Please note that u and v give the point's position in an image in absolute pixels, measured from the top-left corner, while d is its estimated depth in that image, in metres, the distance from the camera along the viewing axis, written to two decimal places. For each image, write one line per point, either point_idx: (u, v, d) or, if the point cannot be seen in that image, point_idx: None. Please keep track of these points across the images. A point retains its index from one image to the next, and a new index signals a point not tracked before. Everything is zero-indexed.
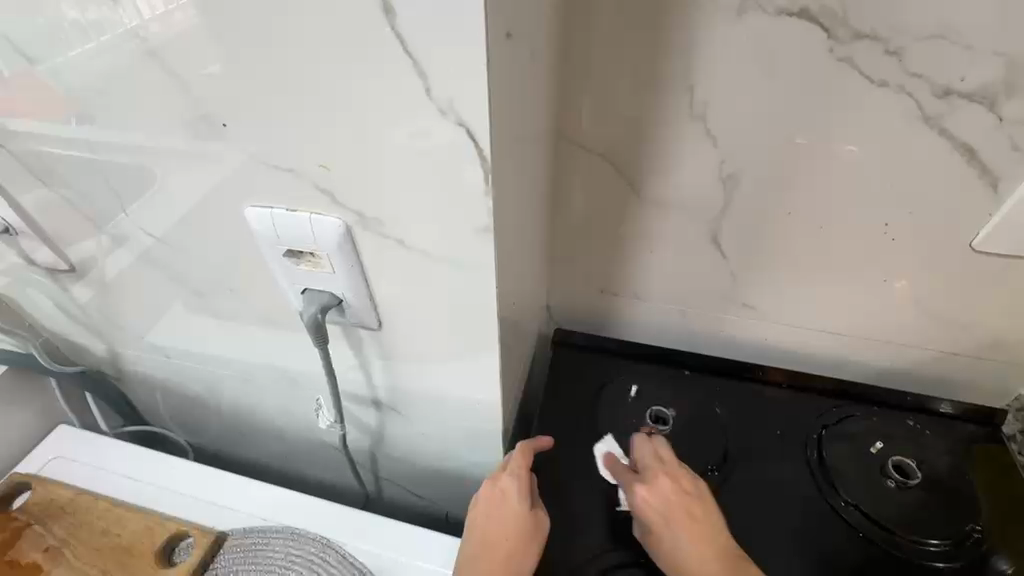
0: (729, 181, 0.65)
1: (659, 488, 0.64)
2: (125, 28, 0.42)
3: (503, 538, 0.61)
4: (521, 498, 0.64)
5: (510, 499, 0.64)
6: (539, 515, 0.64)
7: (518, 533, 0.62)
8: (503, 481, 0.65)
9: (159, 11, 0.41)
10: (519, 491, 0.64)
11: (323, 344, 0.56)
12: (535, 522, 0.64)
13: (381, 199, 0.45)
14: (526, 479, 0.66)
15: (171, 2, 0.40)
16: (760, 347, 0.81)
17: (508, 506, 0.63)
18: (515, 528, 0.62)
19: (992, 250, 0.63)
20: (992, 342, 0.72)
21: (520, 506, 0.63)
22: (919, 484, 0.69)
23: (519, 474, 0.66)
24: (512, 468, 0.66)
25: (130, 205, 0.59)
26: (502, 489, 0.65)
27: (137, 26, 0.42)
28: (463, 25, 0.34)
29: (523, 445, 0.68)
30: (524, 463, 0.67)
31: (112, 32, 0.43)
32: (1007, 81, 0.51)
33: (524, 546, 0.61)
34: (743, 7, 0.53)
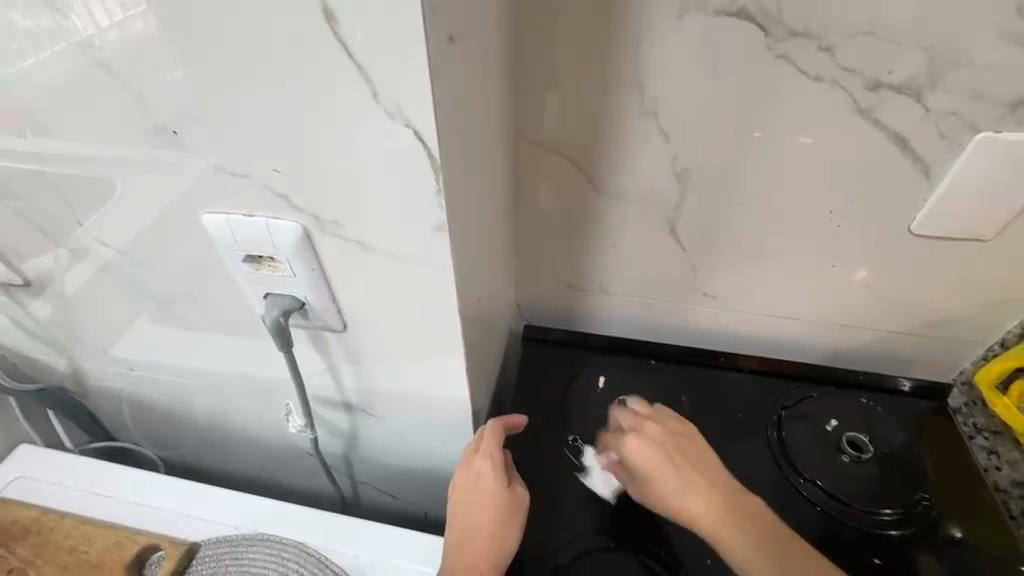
0: (682, 175, 0.67)
1: (652, 440, 0.68)
2: (80, 38, 0.42)
3: (482, 522, 0.64)
4: (497, 481, 0.66)
5: (486, 483, 0.65)
6: (517, 492, 0.67)
7: (498, 516, 0.65)
8: (478, 465, 0.66)
9: (118, 18, 0.40)
10: (494, 474, 0.66)
11: (287, 348, 0.56)
12: (514, 499, 0.66)
13: (337, 202, 0.46)
14: (499, 461, 0.66)
15: (130, 10, 0.39)
16: (722, 334, 0.84)
17: (486, 491, 0.65)
18: (495, 512, 0.64)
19: (928, 233, 0.67)
20: (934, 319, 0.76)
21: (498, 489, 0.65)
22: (872, 457, 0.73)
23: (492, 456, 0.66)
24: (485, 450, 0.66)
25: (85, 218, 0.58)
26: (478, 473, 0.66)
27: (92, 35, 0.42)
28: (405, 29, 0.36)
29: (492, 426, 0.67)
30: (496, 444, 0.67)
31: (67, 41, 0.43)
32: (930, 74, 0.55)
33: (506, 525, 0.65)
34: (684, 7, 0.55)
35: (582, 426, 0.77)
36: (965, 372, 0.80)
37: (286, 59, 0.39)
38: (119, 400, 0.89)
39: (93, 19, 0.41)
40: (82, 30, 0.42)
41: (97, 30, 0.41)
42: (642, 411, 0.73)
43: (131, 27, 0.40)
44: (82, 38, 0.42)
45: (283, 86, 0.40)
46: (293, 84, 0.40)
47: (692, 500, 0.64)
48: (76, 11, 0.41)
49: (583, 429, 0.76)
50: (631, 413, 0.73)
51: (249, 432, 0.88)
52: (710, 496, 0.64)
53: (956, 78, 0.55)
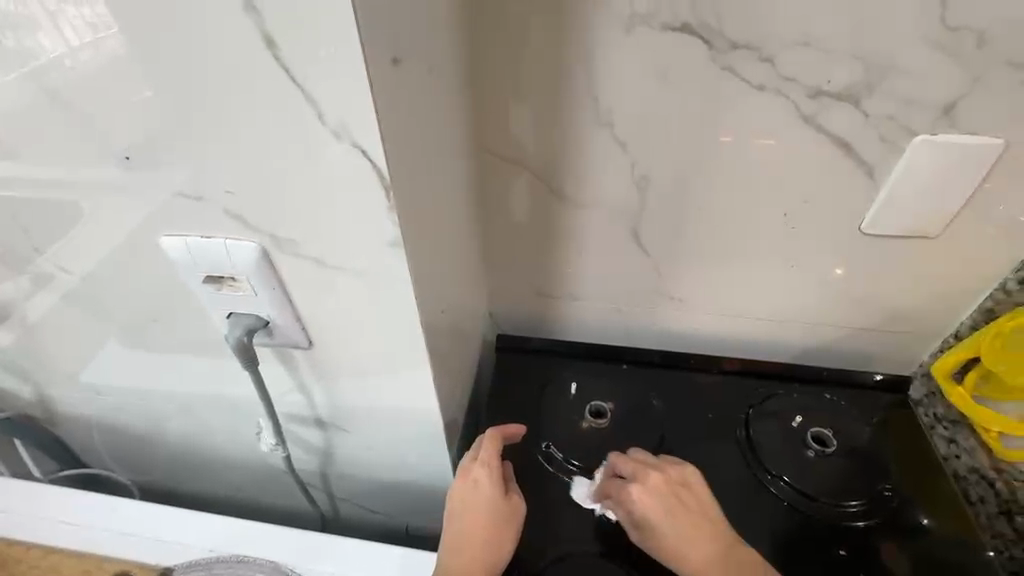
0: (641, 183, 0.69)
1: (657, 490, 0.65)
2: (48, 58, 0.41)
3: (479, 529, 0.64)
4: (494, 488, 0.67)
5: (483, 488, 0.67)
6: (513, 500, 0.68)
7: (493, 521, 0.65)
8: (475, 471, 0.67)
9: (89, 39, 0.40)
10: (491, 480, 0.67)
11: (252, 365, 0.56)
12: (510, 508, 0.67)
13: (293, 221, 0.46)
14: (496, 468, 0.68)
15: (101, 30, 0.39)
16: (691, 336, 0.86)
17: (483, 496, 0.66)
18: (491, 517, 0.65)
19: (878, 232, 0.69)
20: (890, 314, 0.79)
21: (494, 496, 0.66)
22: (836, 451, 0.75)
23: (490, 463, 0.68)
24: (484, 459, 0.68)
25: (45, 244, 0.58)
26: (475, 479, 0.67)
27: (63, 55, 0.41)
28: (345, 54, 0.37)
29: (492, 434, 0.69)
30: (495, 452, 0.69)
31: (36, 62, 0.42)
32: (865, 81, 0.58)
33: (501, 532, 0.66)
34: (630, 23, 0.58)
35: (556, 433, 0.77)
36: (924, 364, 0.83)
37: (235, 85, 0.40)
38: (89, 426, 0.88)
39: (61, 38, 0.40)
40: (52, 50, 0.41)
41: (67, 51, 0.41)
42: (645, 457, 0.69)
43: (102, 47, 0.40)
44: (52, 57, 0.41)
45: (233, 112, 0.41)
46: (241, 109, 0.41)
47: (687, 546, 0.63)
48: (42, 29, 0.40)
49: (556, 436, 0.77)
50: (634, 460, 0.69)
51: (225, 452, 0.87)
52: (701, 537, 0.63)
53: (890, 85, 0.57)
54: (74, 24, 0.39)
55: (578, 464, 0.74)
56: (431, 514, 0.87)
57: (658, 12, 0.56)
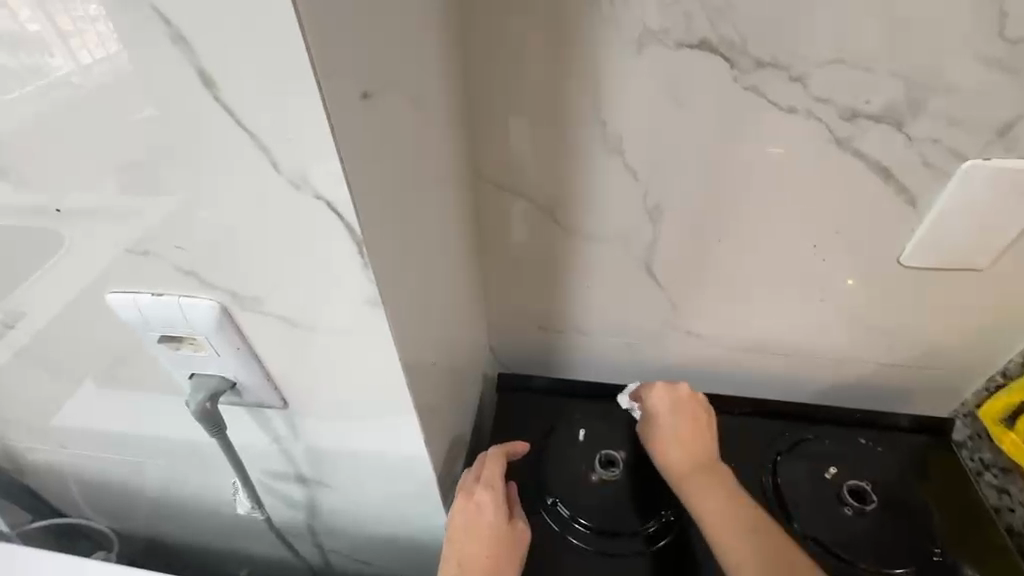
0: (654, 213, 0.63)
1: (674, 401, 0.69)
2: (56, 76, 0.34)
3: (482, 557, 0.59)
4: (497, 511, 0.63)
5: (485, 512, 0.62)
6: (518, 526, 0.63)
7: (497, 549, 0.60)
8: (478, 494, 0.63)
9: (101, 55, 0.32)
10: (494, 503, 0.63)
11: (218, 433, 0.50)
12: (514, 533, 0.63)
13: (254, 278, 0.41)
14: (499, 489, 0.64)
15: (115, 43, 0.31)
16: (710, 372, 0.79)
17: (486, 521, 0.62)
18: (495, 545, 0.61)
19: (920, 264, 0.62)
20: (930, 350, 0.71)
21: (499, 520, 0.62)
22: (875, 508, 0.67)
23: (493, 485, 0.64)
24: (487, 480, 0.64)
25: (9, 287, 0.52)
26: (478, 502, 0.62)
27: (69, 73, 0.33)
28: (304, 92, 0.31)
29: (493, 454, 0.67)
30: (498, 473, 0.65)
31: (38, 80, 0.34)
32: (909, 101, 0.51)
33: (505, 562, 0.60)
34: (641, 40, 0.51)
35: (562, 486, 0.70)
36: (967, 404, 0.75)
37: (180, 128, 0.34)
38: (64, 476, 0.82)
39: (70, 54, 0.32)
40: (61, 67, 0.33)
41: (75, 67, 0.33)
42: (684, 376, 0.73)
43: (113, 68, 0.32)
44: (59, 76, 0.34)
45: (179, 158, 0.35)
46: (191, 153, 0.35)
47: (673, 447, 0.66)
48: (51, 46, 0.32)
49: (562, 489, 0.70)
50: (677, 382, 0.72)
51: (208, 502, 0.81)
52: (695, 451, 0.65)
53: (936, 106, 0.51)
54: (87, 40, 0.31)
55: (586, 523, 0.67)
56: (428, 566, 0.81)
57: (672, 28, 0.50)
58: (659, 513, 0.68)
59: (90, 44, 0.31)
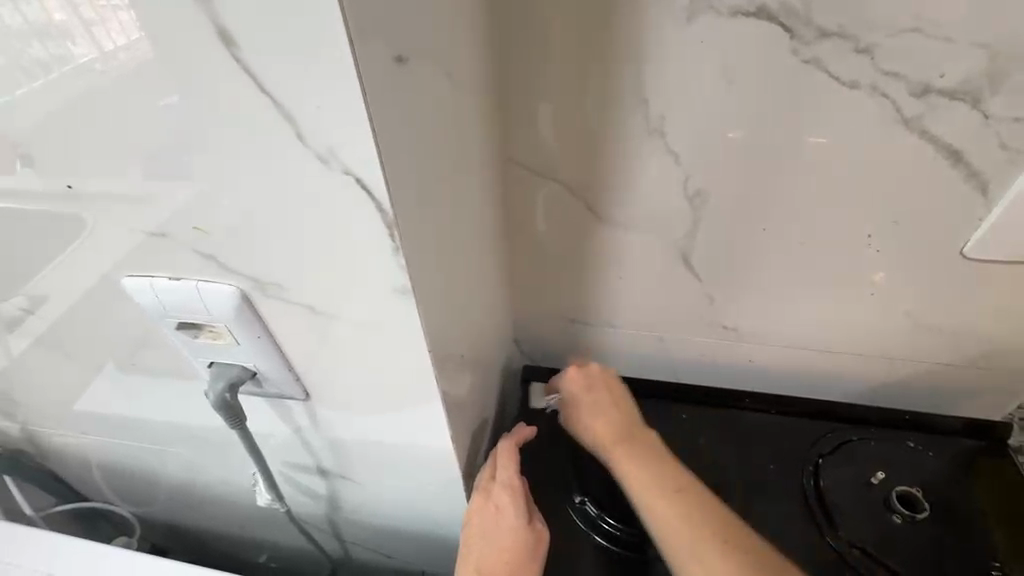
0: (696, 199, 0.59)
1: (590, 381, 0.66)
2: (78, 65, 0.32)
3: (500, 562, 0.56)
4: (516, 514, 0.59)
5: (504, 514, 0.59)
6: (538, 528, 0.60)
7: (517, 555, 0.57)
8: (496, 494, 0.60)
9: (124, 41, 0.30)
10: (513, 504, 0.60)
11: (238, 424, 0.48)
12: (535, 536, 0.59)
13: (276, 263, 0.38)
14: (518, 489, 0.61)
15: (133, 32, 0.30)
16: (746, 369, 0.75)
17: (505, 524, 0.59)
18: (515, 549, 0.57)
19: (985, 258, 0.58)
20: (989, 350, 0.66)
21: (518, 523, 0.59)
22: (927, 516, 0.63)
23: (511, 484, 0.61)
24: (504, 479, 0.62)
25: (30, 270, 0.51)
26: (496, 504, 0.60)
27: (91, 61, 0.32)
28: (337, 57, 0.28)
29: (508, 447, 0.64)
30: (514, 470, 0.63)
31: (60, 70, 0.33)
32: (990, 76, 0.46)
33: (527, 570, 0.57)
34: (693, 9, 0.47)
35: (590, 484, 0.67)
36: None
37: (199, 100, 0.31)
38: (85, 461, 0.82)
39: (94, 44, 0.31)
40: (83, 56, 0.32)
41: (99, 54, 0.31)
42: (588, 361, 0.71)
43: (136, 53, 0.30)
44: (81, 65, 0.32)
45: (200, 130, 0.33)
46: (211, 126, 0.32)
47: (595, 418, 0.63)
48: (74, 35, 0.31)
49: (591, 488, 0.67)
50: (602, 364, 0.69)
51: (228, 490, 0.81)
52: (618, 426, 0.61)
53: (1020, 80, 0.46)
54: (108, 27, 0.30)
55: (615, 524, 0.64)
56: (449, 561, 0.79)
57: None
58: None
59: (110, 29, 0.30)
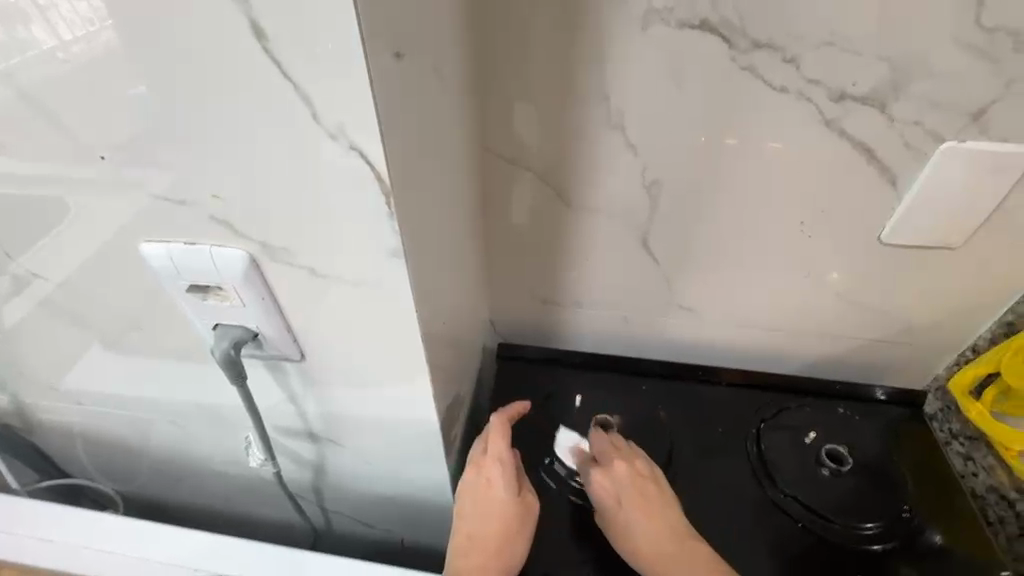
0: (653, 187, 0.66)
1: (613, 479, 0.67)
2: (39, 49, 0.38)
3: (490, 531, 0.63)
4: (506, 487, 0.65)
5: (495, 487, 0.65)
6: (527, 499, 0.66)
7: (506, 524, 0.63)
8: (488, 468, 0.66)
9: (82, 32, 0.37)
10: (503, 478, 0.65)
11: (240, 380, 0.53)
12: (524, 505, 0.65)
13: (285, 229, 0.44)
14: (509, 464, 0.66)
15: (93, 24, 0.36)
16: (700, 346, 0.83)
17: (495, 497, 0.64)
18: (503, 519, 0.63)
19: (899, 242, 0.66)
20: (907, 326, 0.76)
21: (506, 495, 0.64)
22: (851, 469, 0.72)
23: (502, 459, 0.66)
24: (495, 456, 0.66)
25: (19, 248, 0.55)
26: (487, 477, 0.65)
27: (54, 47, 0.38)
28: (347, 51, 0.34)
29: (498, 421, 0.68)
30: (505, 445, 0.67)
31: (23, 54, 0.39)
32: (893, 84, 0.55)
33: (514, 536, 0.63)
34: (646, 19, 0.54)
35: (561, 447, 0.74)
36: (939, 378, 0.80)
37: (226, 82, 0.37)
38: (72, 436, 0.84)
39: (54, 32, 0.37)
40: (43, 41, 0.38)
41: (59, 43, 0.38)
42: (616, 445, 0.70)
43: (96, 42, 0.37)
44: (43, 50, 0.38)
45: (222, 109, 0.38)
46: (232, 106, 0.38)
47: (636, 531, 0.63)
48: (33, 22, 0.37)
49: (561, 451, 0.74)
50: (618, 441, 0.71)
51: (214, 464, 0.84)
52: (662, 532, 0.63)
53: (919, 89, 0.55)
54: (67, 19, 0.36)
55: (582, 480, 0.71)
56: (428, 527, 0.85)
57: (676, 8, 0.53)
58: None
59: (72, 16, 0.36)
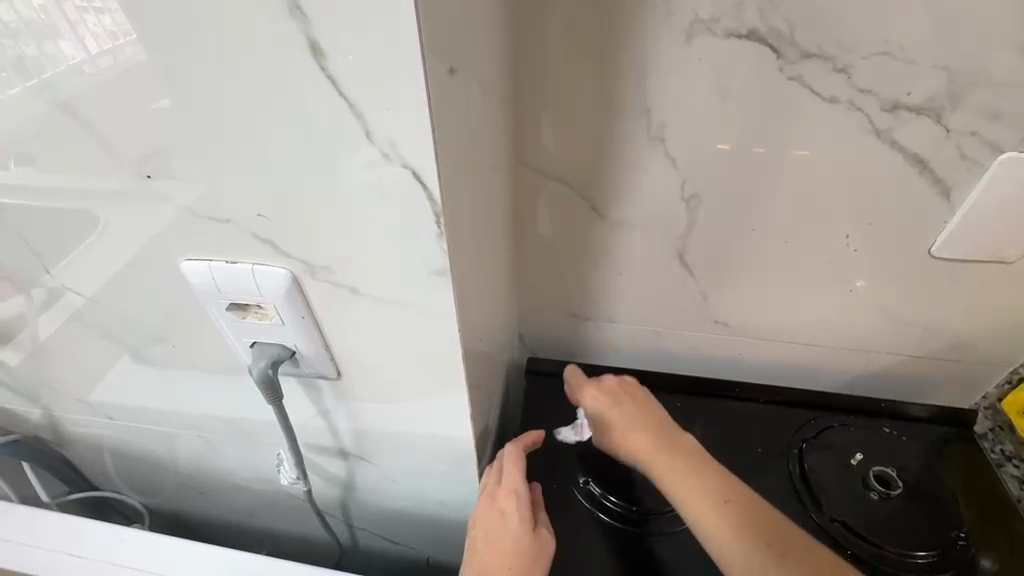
0: (691, 200, 0.65)
1: (631, 395, 0.68)
2: (68, 63, 0.38)
3: (503, 569, 0.57)
4: (521, 521, 0.61)
5: (510, 520, 0.61)
6: (542, 535, 0.61)
7: (521, 561, 0.58)
8: (502, 500, 0.62)
9: (109, 47, 0.36)
10: (519, 511, 0.61)
11: (275, 400, 0.52)
12: (539, 542, 0.61)
13: (327, 248, 0.43)
14: (525, 497, 0.63)
15: (119, 37, 0.36)
16: (737, 362, 0.81)
17: (510, 531, 0.60)
18: (518, 555, 0.58)
19: (950, 257, 0.64)
20: (957, 344, 0.73)
21: (522, 530, 0.60)
22: (900, 493, 0.68)
23: (517, 490, 0.63)
24: (510, 487, 0.63)
25: (53, 264, 0.56)
26: (502, 509, 0.61)
27: (81, 61, 0.38)
28: (406, 67, 0.33)
29: (514, 452, 0.65)
30: (520, 477, 0.64)
31: (53, 68, 0.39)
32: (950, 94, 0.53)
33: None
34: (690, 30, 0.53)
35: (594, 466, 0.72)
36: (988, 397, 0.77)
37: (278, 99, 0.36)
38: (100, 448, 0.84)
39: (82, 46, 0.37)
40: (70, 56, 0.38)
41: (87, 58, 0.37)
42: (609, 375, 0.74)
43: (122, 56, 0.36)
44: (71, 65, 0.38)
45: (271, 128, 0.38)
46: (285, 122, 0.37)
47: (630, 435, 0.63)
48: (63, 38, 0.37)
49: (595, 469, 0.72)
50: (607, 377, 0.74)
51: (240, 479, 0.83)
52: (651, 433, 0.63)
53: (978, 99, 0.52)
54: (95, 32, 0.36)
55: (618, 501, 0.69)
56: (455, 546, 0.83)
57: (722, 17, 0.52)
58: None
59: (104, 29, 0.36)
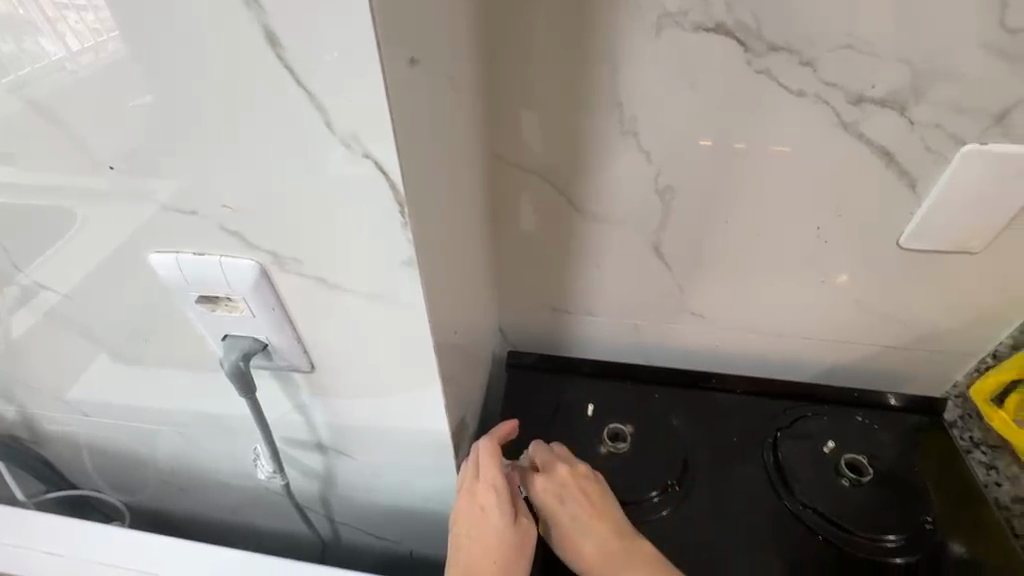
0: (665, 193, 0.65)
1: (580, 487, 0.65)
2: (49, 60, 0.38)
3: (489, 563, 0.59)
4: (502, 514, 0.61)
5: (491, 515, 0.61)
6: (524, 523, 0.62)
7: (506, 555, 0.60)
8: (482, 495, 0.62)
9: (90, 43, 0.36)
10: (499, 505, 0.61)
11: (249, 393, 0.52)
12: (522, 532, 0.61)
13: (295, 239, 0.43)
14: (504, 488, 0.62)
15: (102, 34, 0.35)
16: (713, 353, 0.82)
17: (492, 526, 0.60)
18: (502, 548, 0.60)
19: (918, 248, 0.65)
20: (926, 333, 0.74)
21: (503, 524, 0.60)
22: (871, 480, 0.70)
23: (495, 484, 0.62)
24: (487, 483, 0.62)
25: (24, 261, 0.55)
26: (482, 505, 0.61)
27: (63, 58, 0.37)
28: (367, 57, 0.33)
29: (487, 446, 0.64)
30: (497, 470, 0.63)
31: (33, 64, 0.38)
32: (913, 87, 0.54)
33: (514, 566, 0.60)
34: (660, 24, 0.54)
35: None
36: (958, 385, 0.78)
37: (241, 90, 0.36)
38: (78, 447, 0.83)
39: (63, 43, 0.37)
40: (52, 53, 0.37)
41: (68, 55, 0.37)
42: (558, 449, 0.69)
43: (105, 52, 0.36)
44: (54, 62, 0.38)
45: (235, 119, 0.38)
46: (249, 113, 0.37)
47: (583, 545, 0.63)
48: (44, 34, 0.37)
49: None
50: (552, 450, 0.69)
51: (220, 475, 0.83)
52: (604, 545, 0.62)
53: (940, 91, 0.53)
54: (76, 29, 0.36)
55: None
56: (436, 539, 0.83)
57: (690, 11, 0.52)
58: (666, 483, 0.70)
59: (86, 26, 0.35)
